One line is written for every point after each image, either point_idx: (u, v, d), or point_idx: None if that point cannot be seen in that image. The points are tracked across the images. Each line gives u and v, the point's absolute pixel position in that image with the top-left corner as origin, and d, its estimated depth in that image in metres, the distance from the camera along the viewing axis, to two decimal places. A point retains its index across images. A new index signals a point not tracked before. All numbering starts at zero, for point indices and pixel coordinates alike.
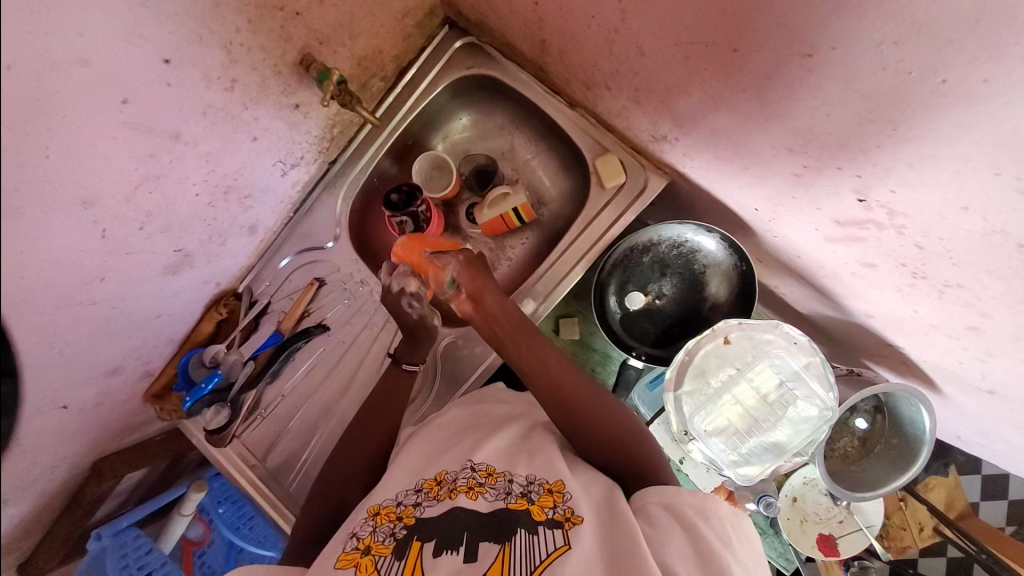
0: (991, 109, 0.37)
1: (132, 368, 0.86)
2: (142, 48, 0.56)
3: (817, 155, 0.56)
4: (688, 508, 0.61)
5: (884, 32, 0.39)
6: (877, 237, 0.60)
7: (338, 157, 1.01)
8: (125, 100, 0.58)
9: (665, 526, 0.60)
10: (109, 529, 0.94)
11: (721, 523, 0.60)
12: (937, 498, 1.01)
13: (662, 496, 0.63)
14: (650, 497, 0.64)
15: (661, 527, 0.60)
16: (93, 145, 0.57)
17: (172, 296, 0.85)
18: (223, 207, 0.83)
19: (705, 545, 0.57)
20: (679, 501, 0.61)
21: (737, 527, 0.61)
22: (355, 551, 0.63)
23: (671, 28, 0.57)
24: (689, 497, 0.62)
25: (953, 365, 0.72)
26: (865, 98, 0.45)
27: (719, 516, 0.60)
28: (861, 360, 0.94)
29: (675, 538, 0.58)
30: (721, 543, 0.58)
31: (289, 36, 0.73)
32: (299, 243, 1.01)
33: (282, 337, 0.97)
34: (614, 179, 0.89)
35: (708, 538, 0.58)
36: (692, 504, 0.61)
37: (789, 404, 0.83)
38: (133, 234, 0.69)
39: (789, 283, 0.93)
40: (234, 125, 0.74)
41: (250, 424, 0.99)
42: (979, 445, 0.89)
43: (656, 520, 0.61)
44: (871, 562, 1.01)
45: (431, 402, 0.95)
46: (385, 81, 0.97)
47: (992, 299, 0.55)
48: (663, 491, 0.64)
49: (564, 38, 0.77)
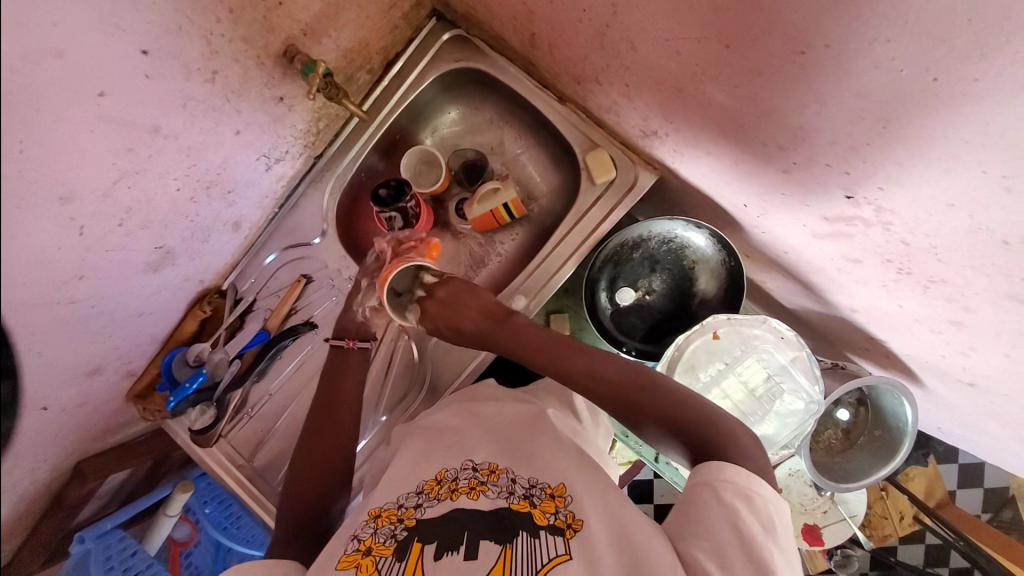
0: (980, 107, 0.38)
1: (113, 368, 0.84)
2: (119, 38, 0.54)
3: (807, 152, 0.56)
4: (729, 489, 0.59)
5: (877, 29, 0.39)
6: (864, 233, 0.61)
7: (324, 151, 0.99)
8: (102, 93, 0.56)
9: (706, 508, 0.58)
10: (92, 532, 0.93)
11: (764, 507, 0.58)
12: (917, 488, 1.03)
13: (707, 474, 0.61)
14: (695, 478, 0.62)
15: (702, 511, 0.58)
16: (70, 139, 0.55)
17: (154, 294, 0.83)
18: (205, 202, 0.81)
19: (745, 529, 0.56)
20: (721, 480, 0.59)
21: (778, 511, 0.59)
22: (356, 552, 0.62)
23: (664, 22, 0.56)
24: (733, 476, 0.59)
25: (935, 358, 0.73)
26: (856, 95, 0.45)
27: (761, 500, 0.59)
28: (846, 353, 0.96)
29: (714, 522, 0.57)
30: (761, 527, 0.56)
31: (273, 27, 0.71)
32: (285, 239, 0.99)
33: (269, 335, 0.95)
34: (605, 175, 0.88)
35: (747, 522, 0.56)
36: (734, 484, 0.59)
37: (777, 398, 0.84)
38: (112, 230, 0.67)
39: (776, 278, 0.94)
40: (216, 118, 0.72)
41: (236, 423, 0.98)
42: (958, 435, 0.92)
43: (698, 503, 0.59)
44: (854, 551, 1.05)
45: (421, 399, 0.95)
46: (371, 74, 0.95)
47: (976, 295, 0.56)
48: (708, 469, 0.61)
49: (554, 32, 0.76)
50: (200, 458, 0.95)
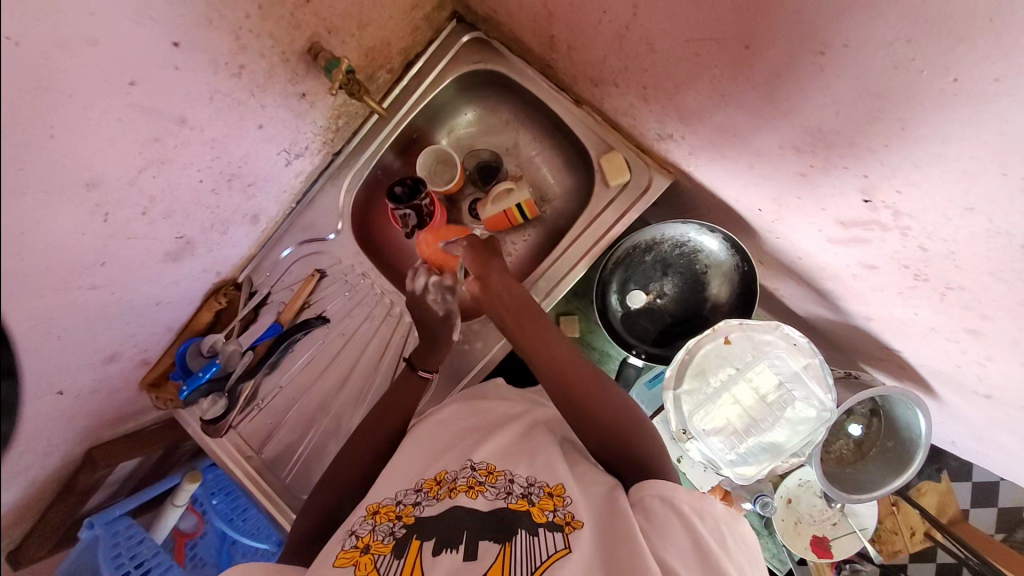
0: (1002, 109, 0.38)
1: (129, 356, 0.85)
2: (151, 29, 0.56)
3: (825, 155, 0.56)
4: (686, 506, 0.62)
5: (897, 31, 0.40)
6: (881, 238, 0.61)
7: (342, 148, 1.01)
8: (132, 82, 0.57)
9: (663, 521, 0.61)
10: (102, 517, 0.93)
11: (718, 524, 0.61)
12: (929, 504, 1.01)
13: (661, 490, 0.64)
14: (650, 491, 0.64)
15: (660, 522, 0.61)
16: (98, 126, 0.56)
17: (172, 284, 0.84)
18: (225, 194, 0.82)
19: (704, 543, 0.58)
20: (676, 497, 0.63)
21: (733, 527, 0.62)
22: (355, 549, 0.61)
23: (684, 24, 0.57)
24: (688, 496, 0.63)
25: (951, 369, 0.72)
26: (876, 97, 0.45)
27: (714, 517, 0.62)
28: (859, 363, 0.95)
29: (673, 534, 0.59)
30: (717, 543, 0.59)
31: (298, 23, 0.73)
32: (301, 234, 1.01)
33: (282, 327, 0.97)
34: (618, 178, 0.89)
35: (705, 536, 0.59)
36: (690, 502, 0.63)
37: (788, 405, 0.83)
38: (135, 218, 0.68)
39: (789, 285, 0.93)
40: (240, 112, 0.74)
41: (246, 415, 0.98)
42: (974, 451, 0.90)
43: (655, 515, 0.62)
44: (862, 565, 1.00)
45: (431, 397, 0.94)
46: (391, 73, 0.97)
47: (993, 302, 0.55)
48: (660, 486, 0.64)
49: (574, 34, 0.77)
50: (211, 448, 0.96)
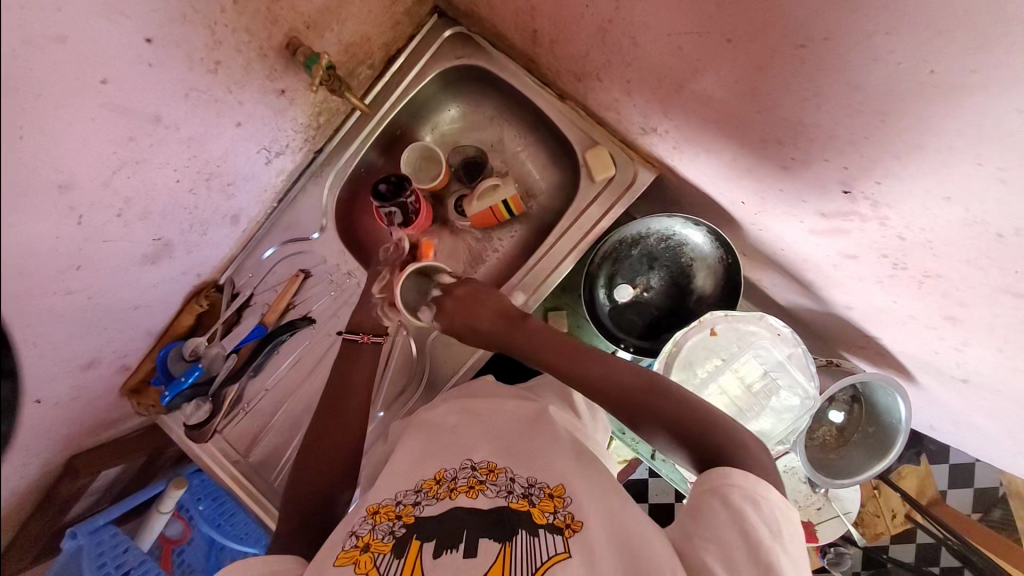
0: (976, 101, 0.39)
1: (108, 362, 0.83)
2: (123, 26, 0.54)
3: (805, 148, 0.57)
4: (738, 495, 0.58)
5: (876, 23, 0.40)
6: (860, 228, 0.62)
7: (323, 146, 0.99)
8: (104, 80, 0.56)
9: (713, 515, 0.57)
10: (84, 527, 0.90)
11: (774, 512, 0.56)
12: (909, 487, 1.03)
13: (714, 481, 0.60)
14: (703, 485, 0.60)
15: (709, 516, 0.57)
16: (69, 125, 0.54)
17: (151, 287, 0.82)
18: (204, 194, 0.80)
19: (754, 536, 0.54)
20: (729, 487, 0.58)
21: (792, 519, 0.58)
22: (355, 548, 0.61)
23: (667, 18, 0.57)
24: (741, 483, 0.58)
25: (929, 355, 0.74)
26: (855, 90, 0.46)
27: (770, 505, 0.57)
28: (840, 351, 0.96)
29: (723, 527, 0.56)
30: (770, 534, 0.55)
31: (276, 18, 0.71)
32: (284, 234, 0.99)
33: (267, 330, 0.95)
34: (604, 172, 0.89)
35: (756, 526, 0.55)
36: (742, 488, 0.58)
37: (773, 394, 0.85)
38: (111, 220, 0.66)
39: (772, 277, 0.95)
40: (218, 109, 0.72)
41: (232, 419, 0.97)
42: (952, 434, 0.93)
43: (704, 509, 0.58)
44: (847, 548, 1.03)
45: (419, 396, 0.95)
46: (372, 69, 0.95)
47: (970, 289, 0.57)
48: (714, 475, 0.60)
49: (556, 28, 0.77)
50: (195, 453, 0.94)
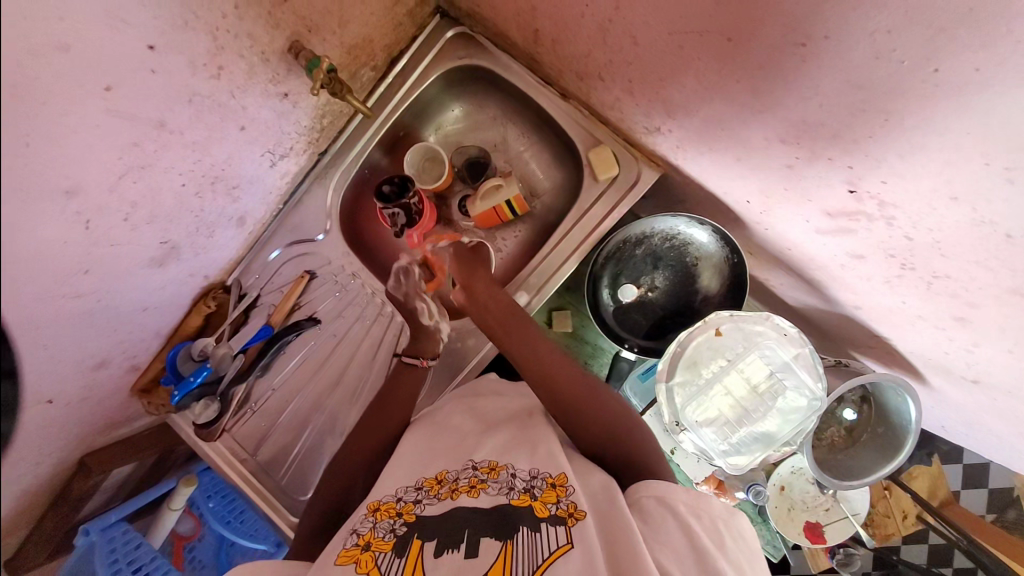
0: (982, 98, 0.38)
1: (119, 363, 0.84)
2: (125, 33, 0.55)
3: (810, 147, 0.56)
4: (683, 505, 0.62)
5: (878, 21, 0.39)
6: (867, 228, 0.61)
7: (328, 148, 1.00)
8: (108, 87, 0.56)
9: (660, 522, 0.61)
10: (97, 524, 0.93)
11: (715, 521, 0.60)
12: (921, 487, 1.01)
13: (656, 491, 0.64)
14: (644, 492, 0.65)
15: (656, 523, 0.61)
16: (75, 133, 0.55)
17: (158, 289, 0.83)
18: (209, 198, 0.81)
19: (700, 539, 0.58)
20: (673, 497, 0.63)
21: (732, 525, 0.61)
22: (356, 547, 0.62)
23: (667, 17, 0.57)
24: (684, 495, 0.63)
25: (941, 356, 0.73)
26: (859, 89, 0.45)
27: (712, 515, 0.61)
28: (849, 351, 0.95)
29: (669, 534, 0.59)
30: (713, 540, 0.58)
31: (277, 22, 0.72)
32: (289, 235, 1.00)
33: (273, 330, 0.96)
34: (608, 172, 0.88)
35: (700, 535, 0.59)
36: (687, 501, 0.62)
37: (780, 395, 0.83)
38: (117, 225, 0.67)
39: (780, 276, 0.93)
40: (221, 114, 0.73)
41: (240, 418, 0.98)
42: (964, 435, 0.91)
43: (650, 516, 0.62)
44: (856, 549, 1.03)
45: (423, 396, 0.94)
46: (375, 71, 0.95)
47: (980, 290, 0.56)
48: (657, 486, 0.64)
49: (558, 28, 0.77)
50: (205, 452, 0.96)
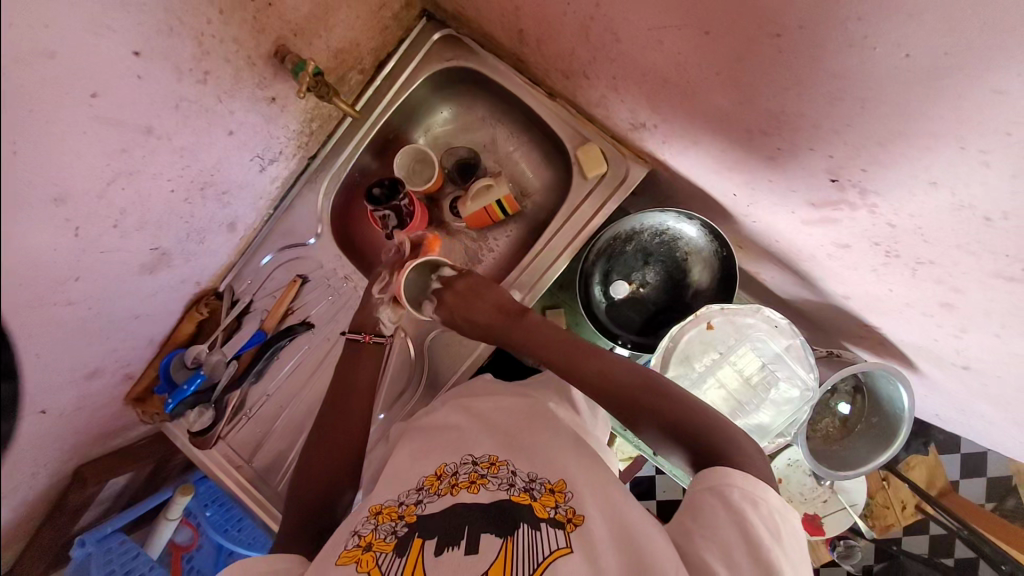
0: (953, 80, 0.38)
1: (112, 371, 0.84)
2: (110, 39, 0.55)
3: (790, 137, 0.57)
4: (736, 493, 0.58)
5: (848, 9, 0.40)
6: (850, 217, 0.62)
7: (317, 152, 1.00)
8: (95, 94, 0.57)
9: (713, 514, 0.57)
10: (93, 535, 0.92)
11: (772, 514, 0.57)
12: (919, 477, 1.01)
13: (715, 479, 0.60)
14: (701, 483, 0.61)
15: (708, 516, 0.58)
16: (62, 140, 0.55)
17: (150, 295, 0.83)
18: (199, 203, 0.81)
19: (754, 533, 0.55)
20: (729, 485, 0.59)
21: (787, 521, 0.58)
22: (356, 547, 0.61)
23: (645, 13, 0.57)
24: (739, 481, 0.59)
25: (930, 343, 0.73)
26: (834, 76, 0.46)
27: (769, 507, 0.58)
28: (841, 341, 0.95)
29: (723, 527, 0.56)
30: (769, 533, 0.55)
31: (263, 27, 0.72)
32: (280, 240, 1.00)
33: (266, 336, 0.97)
34: (596, 169, 0.89)
35: (756, 528, 0.55)
36: (742, 489, 0.59)
37: (772, 386, 0.84)
38: (107, 231, 0.68)
39: (769, 268, 0.94)
40: (209, 119, 0.74)
41: (235, 425, 0.98)
42: (956, 422, 0.91)
43: (704, 507, 0.59)
44: (857, 541, 1.01)
45: (419, 396, 0.96)
46: (363, 74, 0.96)
47: (963, 274, 0.56)
48: (713, 474, 0.61)
49: (542, 28, 0.78)
50: (199, 460, 0.95)
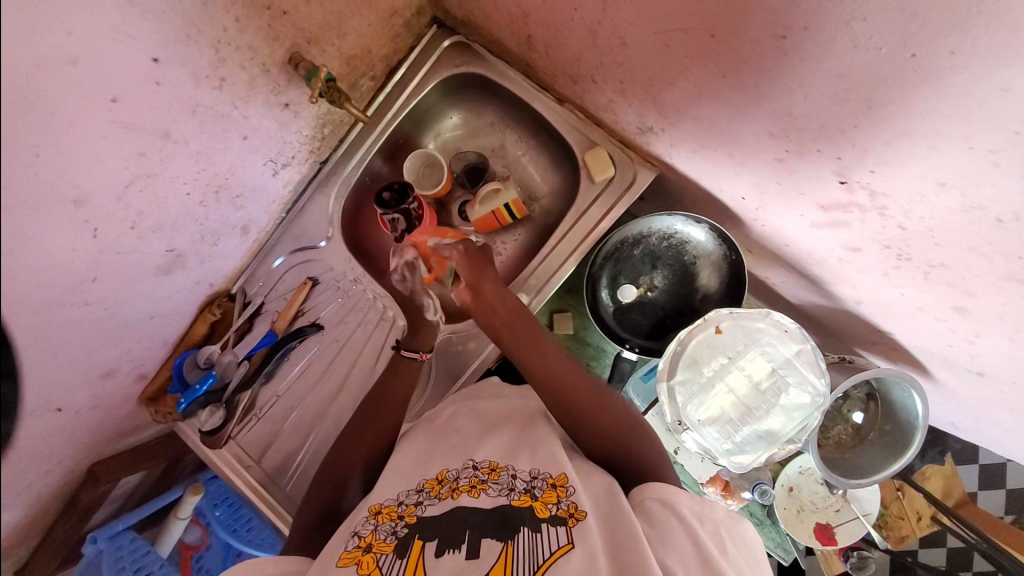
0: (959, 81, 0.38)
1: (126, 371, 0.85)
2: (131, 46, 0.57)
3: (798, 139, 0.57)
4: (686, 510, 0.62)
5: (852, 9, 0.40)
6: (860, 220, 0.61)
7: (329, 157, 1.02)
8: (114, 98, 0.58)
9: (664, 523, 0.61)
10: (104, 532, 0.93)
11: (718, 529, 0.61)
12: (934, 489, 0.98)
13: (660, 493, 0.64)
14: (649, 494, 0.65)
15: (659, 523, 0.61)
16: (83, 144, 0.57)
17: (163, 297, 0.85)
18: (214, 206, 0.83)
19: (704, 544, 0.58)
20: (677, 500, 0.63)
21: (734, 531, 0.62)
22: (357, 549, 0.62)
23: (651, 17, 0.58)
24: (688, 500, 0.63)
25: (943, 349, 0.72)
26: (841, 78, 0.46)
27: (716, 521, 0.61)
28: (852, 347, 0.94)
29: (674, 536, 0.59)
30: (717, 546, 0.59)
31: (277, 35, 0.74)
32: (291, 243, 1.02)
33: (276, 336, 0.98)
34: (603, 173, 0.90)
35: (706, 541, 0.59)
36: (691, 505, 0.62)
37: (782, 391, 0.83)
38: (124, 233, 0.69)
39: (779, 273, 0.93)
40: (224, 124, 0.75)
41: (245, 425, 0.99)
42: (971, 430, 0.90)
43: (654, 516, 0.62)
44: (870, 552, 0.99)
45: (427, 397, 0.95)
46: (374, 81, 0.98)
47: (975, 278, 0.56)
48: (662, 488, 0.65)
49: (550, 32, 0.78)
50: (211, 459, 0.97)
